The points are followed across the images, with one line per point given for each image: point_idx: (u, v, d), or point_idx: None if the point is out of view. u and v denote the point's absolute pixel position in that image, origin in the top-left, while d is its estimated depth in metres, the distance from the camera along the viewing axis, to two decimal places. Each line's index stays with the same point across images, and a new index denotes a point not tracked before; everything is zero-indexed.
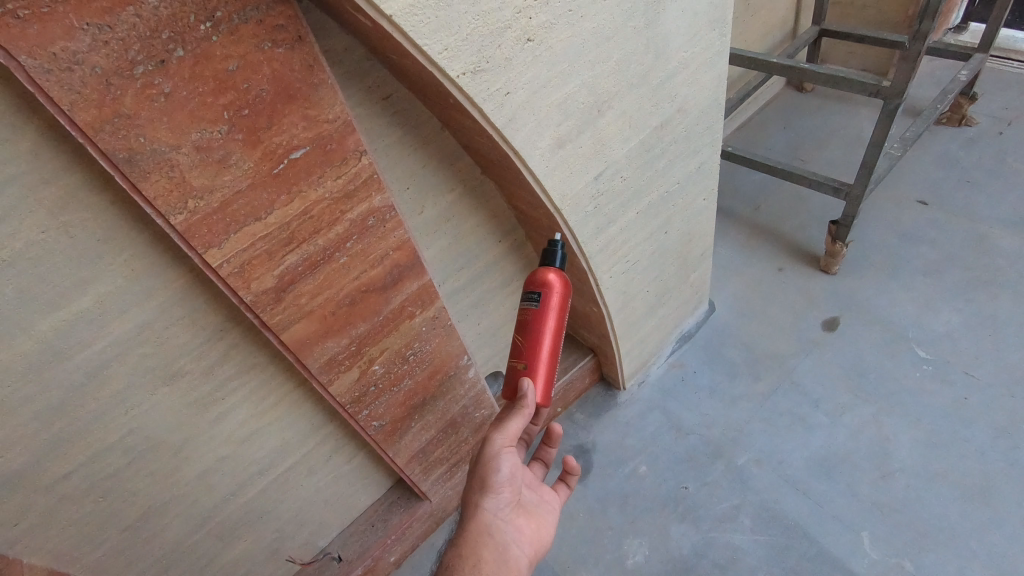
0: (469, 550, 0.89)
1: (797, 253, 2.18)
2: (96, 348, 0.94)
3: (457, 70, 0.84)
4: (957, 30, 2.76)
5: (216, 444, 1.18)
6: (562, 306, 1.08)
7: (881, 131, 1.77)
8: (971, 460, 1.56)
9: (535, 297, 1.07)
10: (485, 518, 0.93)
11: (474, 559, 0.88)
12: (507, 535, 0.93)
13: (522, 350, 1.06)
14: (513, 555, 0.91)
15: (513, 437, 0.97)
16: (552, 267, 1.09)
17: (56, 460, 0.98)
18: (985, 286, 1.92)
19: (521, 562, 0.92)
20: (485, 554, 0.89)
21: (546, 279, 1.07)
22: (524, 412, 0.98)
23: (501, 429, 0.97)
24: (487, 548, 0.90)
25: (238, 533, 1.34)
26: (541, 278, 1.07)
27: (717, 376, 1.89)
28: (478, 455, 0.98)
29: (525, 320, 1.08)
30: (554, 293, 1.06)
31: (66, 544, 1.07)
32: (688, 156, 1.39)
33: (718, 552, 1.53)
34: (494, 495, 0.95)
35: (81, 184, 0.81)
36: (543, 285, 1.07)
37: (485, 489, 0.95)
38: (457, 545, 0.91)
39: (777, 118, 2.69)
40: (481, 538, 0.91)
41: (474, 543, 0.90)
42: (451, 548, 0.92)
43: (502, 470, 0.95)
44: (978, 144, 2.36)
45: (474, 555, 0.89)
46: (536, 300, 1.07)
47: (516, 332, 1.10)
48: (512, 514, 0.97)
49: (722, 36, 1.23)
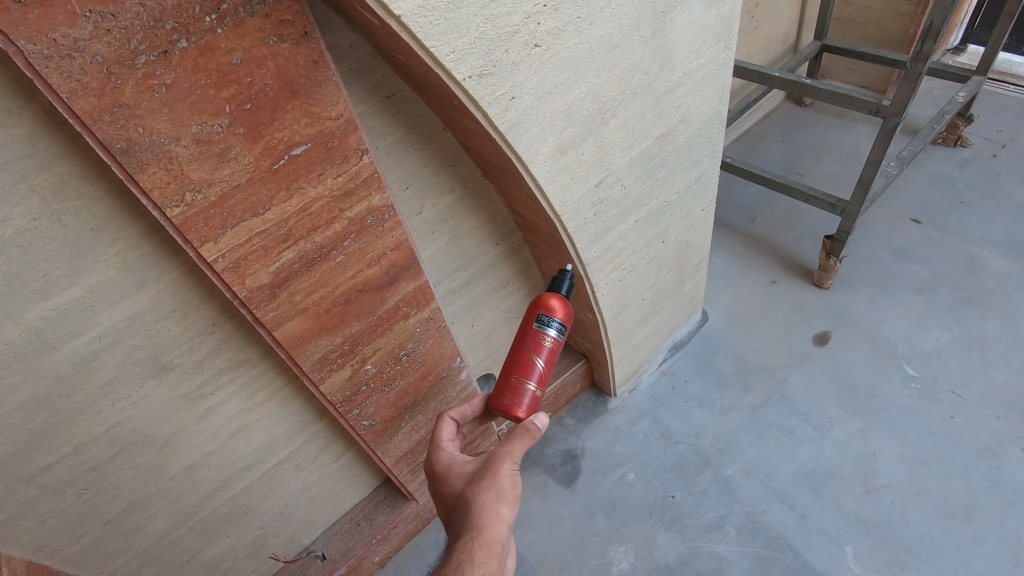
0: (481, 557, 0.79)
1: (791, 266, 2.20)
2: (85, 339, 0.92)
3: (464, 73, 0.83)
4: (955, 51, 2.80)
5: (204, 439, 1.17)
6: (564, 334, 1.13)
7: (879, 149, 1.78)
8: (956, 478, 1.58)
9: (557, 324, 1.08)
10: (499, 528, 0.84)
11: (484, 569, 0.78)
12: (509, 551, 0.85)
13: (534, 372, 1.07)
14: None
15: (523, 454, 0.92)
16: (559, 294, 1.12)
17: (39, 451, 0.96)
18: (975, 306, 1.94)
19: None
20: (495, 565, 0.80)
21: (558, 308, 1.09)
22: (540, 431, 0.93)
23: (519, 441, 0.90)
24: (497, 560, 0.81)
25: (221, 530, 1.33)
26: (555, 306, 1.09)
27: (708, 386, 1.90)
28: (492, 462, 0.89)
29: (543, 344, 1.08)
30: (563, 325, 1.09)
31: (47, 536, 1.06)
32: (688, 166, 1.40)
33: (703, 562, 1.53)
34: (508, 506, 0.86)
35: (76, 173, 0.80)
36: (555, 312, 1.09)
37: (502, 499, 0.86)
38: (468, 548, 0.81)
39: (776, 131, 2.71)
40: (494, 548, 0.81)
41: (486, 551, 0.80)
42: (458, 552, 0.81)
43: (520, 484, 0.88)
44: (972, 165, 2.39)
45: (486, 564, 0.79)
46: (558, 328, 1.08)
47: (526, 350, 1.08)
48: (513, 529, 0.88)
49: (727, 48, 1.23)
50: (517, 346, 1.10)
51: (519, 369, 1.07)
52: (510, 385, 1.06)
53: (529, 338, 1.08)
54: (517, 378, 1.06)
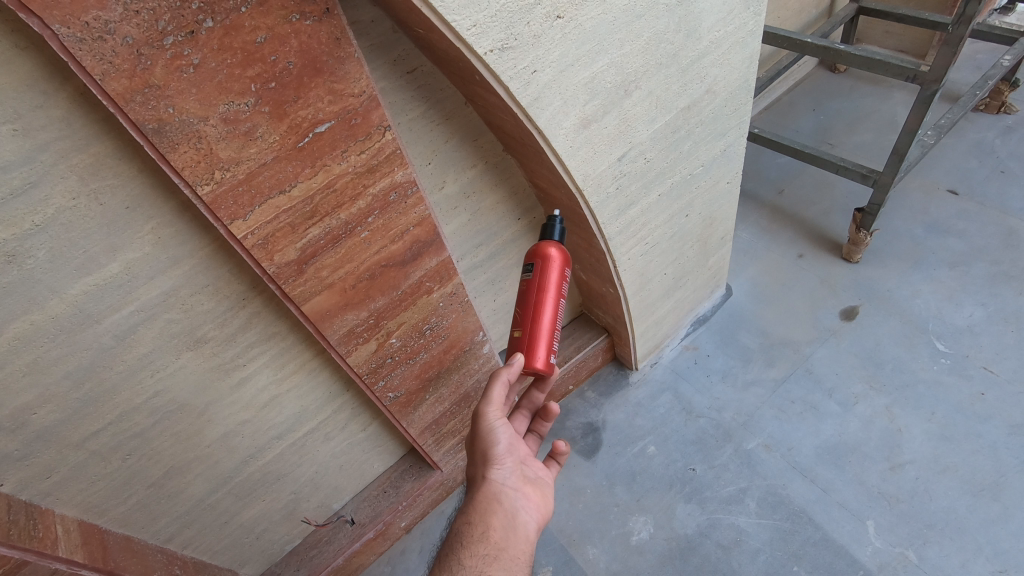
0: (476, 517, 0.91)
1: (819, 239, 2.15)
2: (124, 312, 0.96)
3: (486, 47, 0.83)
4: (1003, 10, 2.66)
5: (238, 408, 1.22)
6: (558, 274, 1.10)
7: (915, 118, 1.71)
8: (983, 455, 1.55)
9: (529, 266, 1.12)
10: (493, 487, 0.95)
11: (483, 527, 0.90)
12: (517, 504, 0.95)
13: (519, 316, 1.11)
14: (522, 522, 0.93)
15: (501, 407, 1.00)
16: (550, 240, 1.12)
17: (87, 418, 1.02)
18: (1012, 280, 1.87)
19: (529, 528, 0.93)
20: (493, 521, 0.90)
21: (543, 252, 1.10)
22: (510, 371, 1.02)
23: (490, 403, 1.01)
24: (496, 516, 0.91)
25: (255, 495, 1.39)
26: (541, 251, 1.10)
27: (730, 360, 1.89)
28: (474, 430, 1.02)
29: (522, 289, 1.12)
30: (549, 265, 1.09)
31: (96, 496, 1.12)
32: (713, 139, 1.37)
33: (722, 533, 1.55)
34: (500, 466, 0.97)
35: (110, 152, 0.82)
36: (540, 256, 1.10)
37: (488, 461, 0.97)
38: (465, 513, 0.93)
39: (807, 100, 2.62)
40: (490, 505, 0.93)
41: (484, 511, 0.92)
42: (460, 518, 0.94)
43: (502, 441, 0.99)
44: (1016, 133, 2.29)
45: (483, 522, 0.90)
46: (530, 269, 1.11)
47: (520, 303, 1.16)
48: (523, 483, 0.98)
49: (757, 14, 1.19)
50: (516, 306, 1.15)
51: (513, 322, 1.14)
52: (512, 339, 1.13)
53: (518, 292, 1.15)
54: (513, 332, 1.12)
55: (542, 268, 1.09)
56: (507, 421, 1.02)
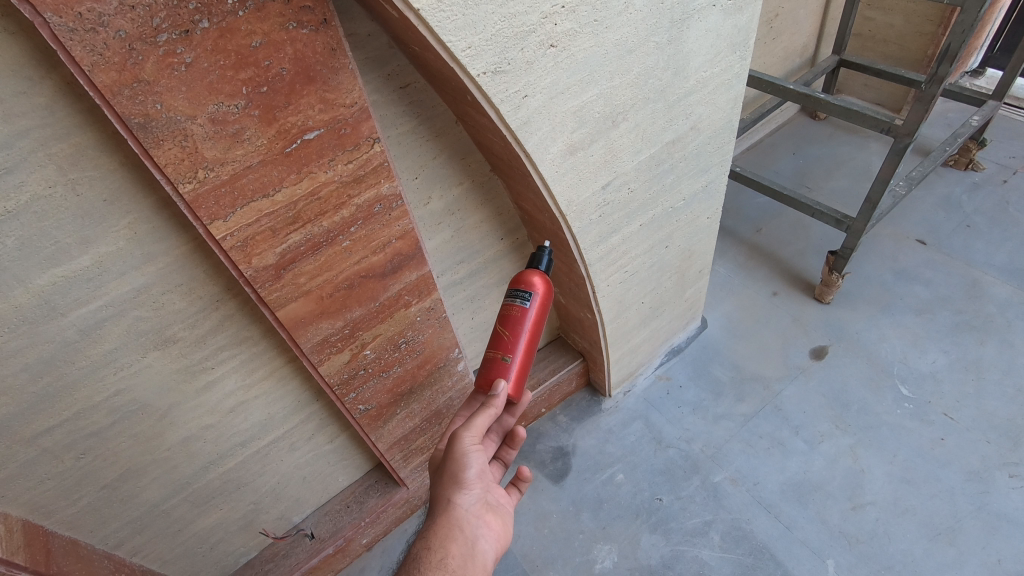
0: (437, 543, 0.87)
1: (793, 279, 2.20)
2: (92, 307, 0.94)
3: (479, 70, 0.84)
4: (974, 74, 2.80)
5: (202, 412, 1.19)
6: (544, 307, 1.13)
7: (888, 168, 1.77)
8: (940, 500, 1.58)
9: (527, 295, 1.11)
10: (456, 512, 0.92)
11: (442, 553, 0.86)
12: (478, 532, 0.91)
13: (507, 343, 1.10)
14: (481, 551, 0.89)
15: (480, 434, 0.98)
16: (539, 270, 1.14)
17: (41, 414, 0.98)
18: (974, 331, 1.93)
19: (488, 558, 0.90)
20: (453, 548, 0.87)
21: (536, 282, 1.11)
22: (498, 404, 1.01)
23: (470, 428, 0.98)
24: (455, 543, 0.88)
25: (212, 503, 1.35)
26: (533, 281, 1.12)
27: (702, 393, 1.91)
28: (447, 452, 0.98)
29: (514, 315, 1.10)
30: (540, 295, 1.11)
31: (46, 496, 1.08)
32: (695, 175, 1.40)
33: (685, 566, 1.54)
34: (466, 491, 0.93)
35: (92, 144, 0.82)
36: (535, 287, 1.11)
37: (457, 483, 0.93)
38: (425, 537, 0.89)
39: (787, 144, 2.71)
40: (451, 531, 0.89)
41: (444, 536, 0.88)
42: (419, 540, 0.90)
43: (473, 467, 0.94)
44: (982, 190, 2.39)
45: (443, 548, 0.86)
46: (528, 298, 1.10)
47: (497, 323, 1.13)
48: (486, 511, 0.94)
49: (743, 59, 1.23)
50: (496, 325, 1.13)
51: (494, 344, 1.11)
52: (486, 361, 1.11)
53: (501, 315, 1.12)
54: (493, 353, 1.10)
55: (540, 300, 1.11)
56: (482, 448, 0.98)
